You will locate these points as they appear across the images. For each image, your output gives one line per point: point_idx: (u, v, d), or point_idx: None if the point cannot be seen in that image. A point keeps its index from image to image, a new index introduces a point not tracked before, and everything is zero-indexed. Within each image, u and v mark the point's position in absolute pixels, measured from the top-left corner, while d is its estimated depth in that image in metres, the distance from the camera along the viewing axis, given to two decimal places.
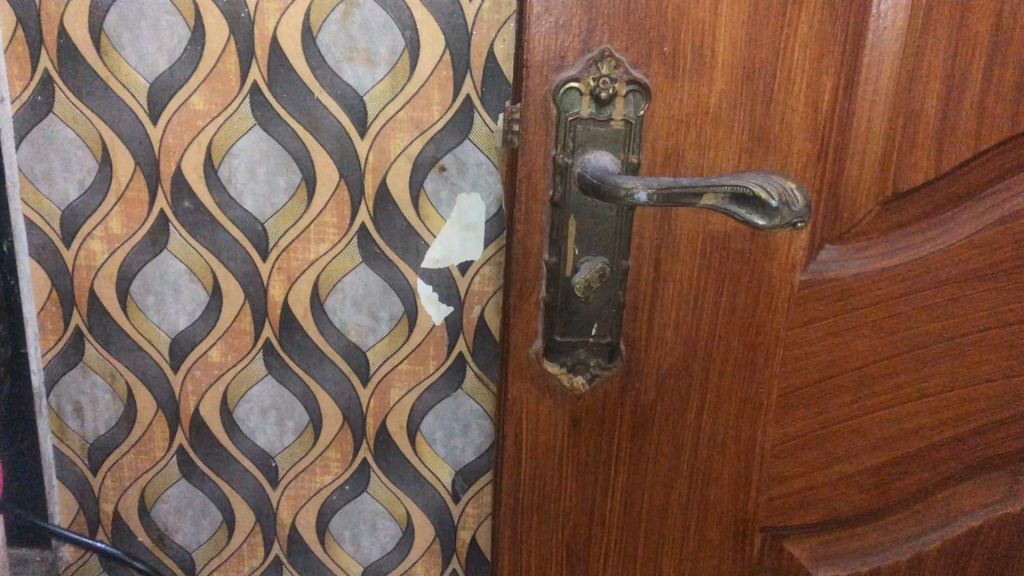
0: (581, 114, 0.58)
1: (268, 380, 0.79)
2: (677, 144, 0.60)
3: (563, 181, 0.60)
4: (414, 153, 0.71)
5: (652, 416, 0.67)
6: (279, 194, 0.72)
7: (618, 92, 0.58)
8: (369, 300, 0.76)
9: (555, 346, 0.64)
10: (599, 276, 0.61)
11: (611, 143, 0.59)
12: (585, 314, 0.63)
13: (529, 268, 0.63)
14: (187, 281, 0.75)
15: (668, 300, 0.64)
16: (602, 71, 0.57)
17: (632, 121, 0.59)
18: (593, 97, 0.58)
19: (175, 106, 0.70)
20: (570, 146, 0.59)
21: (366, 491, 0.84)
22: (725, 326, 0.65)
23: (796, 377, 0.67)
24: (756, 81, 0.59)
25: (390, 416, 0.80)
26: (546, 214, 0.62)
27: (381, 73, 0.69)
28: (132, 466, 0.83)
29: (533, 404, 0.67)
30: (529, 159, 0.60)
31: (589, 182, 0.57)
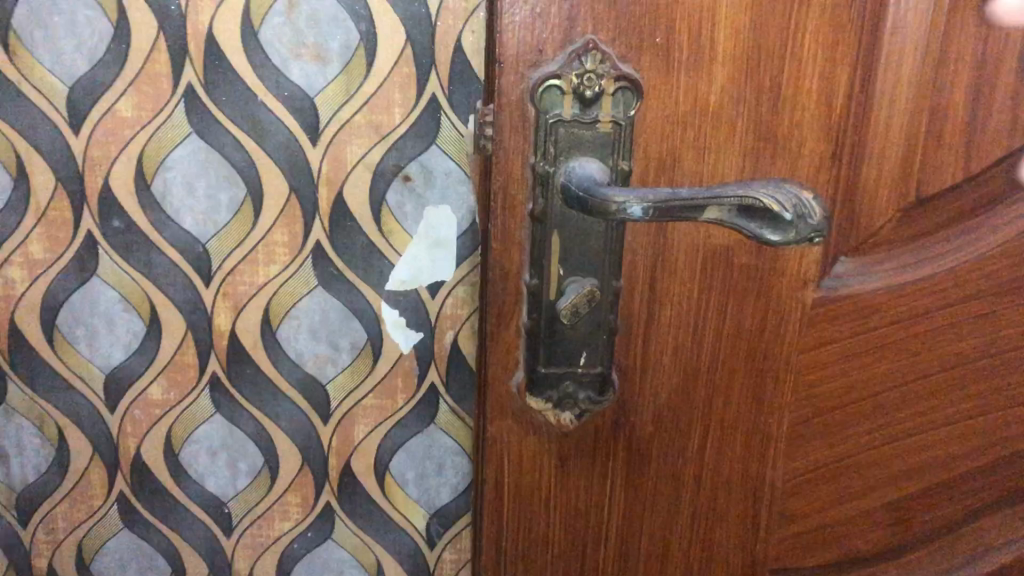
0: (564, 115, 0.50)
1: (217, 419, 0.71)
2: (673, 148, 0.52)
3: (545, 192, 0.52)
4: (374, 161, 0.63)
5: (649, 453, 0.60)
6: (222, 211, 0.64)
7: (605, 89, 0.50)
8: (327, 328, 0.68)
9: (539, 379, 0.56)
10: (588, 301, 0.53)
11: (600, 149, 0.51)
12: (573, 343, 0.55)
13: (508, 291, 0.55)
14: (121, 311, 0.67)
15: (664, 325, 0.56)
16: (587, 66, 0.49)
17: (622, 123, 0.51)
18: (577, 97, 0.50)
19: (99, 112, 0.61)
20: (551, 153, 0.51)
21: (331, 538, 0.76)
22: (729, 351, 0.57)
23: (809, 405, 0.60)
24: (763, 74, 0.51)
25: (355, 455, 0.72)
26: (526, 230, 0.54)
27: (334, 71, 0.61)
28: (67, 517, 0.74)
29: (516, 442, 0.59)
30: (504, 168, 0.52)
31: (575, 195, 0.50)
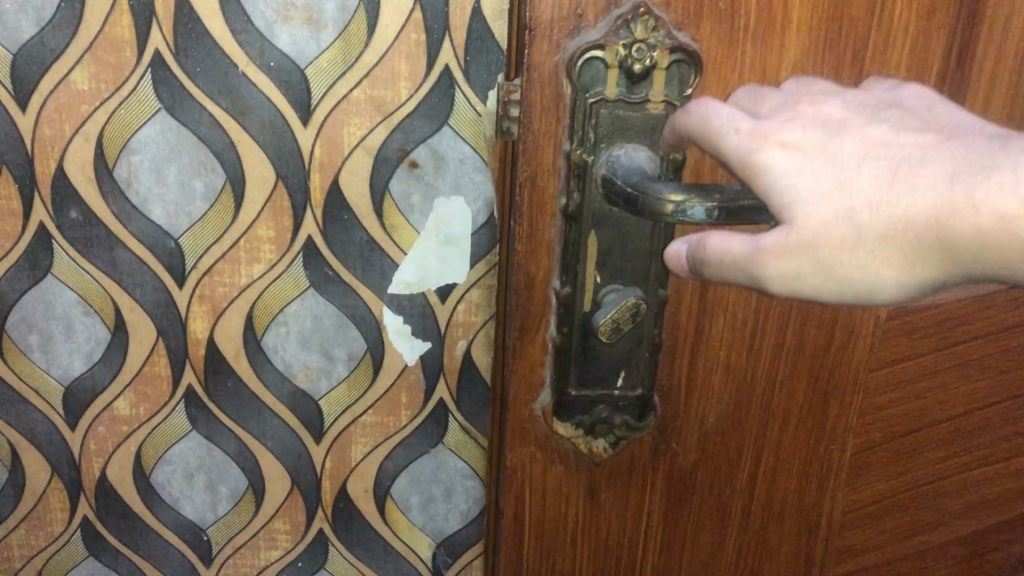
0: (607, 93, 0.39)
1: (193, 438, 0.58)
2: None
3: (582, 185, 0.41)
4: (375, 145, 0.51)
5: (693, 486, 0.50)
6: (196, 201, 0.52)
7: (658, 63, 0.39)
8: (321, 337, 0.55)
9: (568, 403, 0.46)
10: (633, 315, 0.42)
11: (651, 136, 0.40)
12: (609, 361, 0.45)
13: (535, 299, 0.44)
14: (80, 315, 0.54)
15: (717, 341, 0.46)
16: (635, 35, 0.38)
17: (676, 104, 0.39)
18: (623, 72, 0.39)
19: (49, 85, 0.48)
20: (590, 139, 0.40)
21: (325, 567, 0.63)
22: (790, 370, 0.47)
23: (876, 430, 0.51)
24: (846, 44, 0.40)
25: (351, 478, 0.60)
26: (558, 229, 0.42)
27: (328, 38, 0.48)
28: (25, 543, 0.61)
29: (540, 475, 0.48)
30: (533, 159, 0.41)
31: (615, 189, 0.38)
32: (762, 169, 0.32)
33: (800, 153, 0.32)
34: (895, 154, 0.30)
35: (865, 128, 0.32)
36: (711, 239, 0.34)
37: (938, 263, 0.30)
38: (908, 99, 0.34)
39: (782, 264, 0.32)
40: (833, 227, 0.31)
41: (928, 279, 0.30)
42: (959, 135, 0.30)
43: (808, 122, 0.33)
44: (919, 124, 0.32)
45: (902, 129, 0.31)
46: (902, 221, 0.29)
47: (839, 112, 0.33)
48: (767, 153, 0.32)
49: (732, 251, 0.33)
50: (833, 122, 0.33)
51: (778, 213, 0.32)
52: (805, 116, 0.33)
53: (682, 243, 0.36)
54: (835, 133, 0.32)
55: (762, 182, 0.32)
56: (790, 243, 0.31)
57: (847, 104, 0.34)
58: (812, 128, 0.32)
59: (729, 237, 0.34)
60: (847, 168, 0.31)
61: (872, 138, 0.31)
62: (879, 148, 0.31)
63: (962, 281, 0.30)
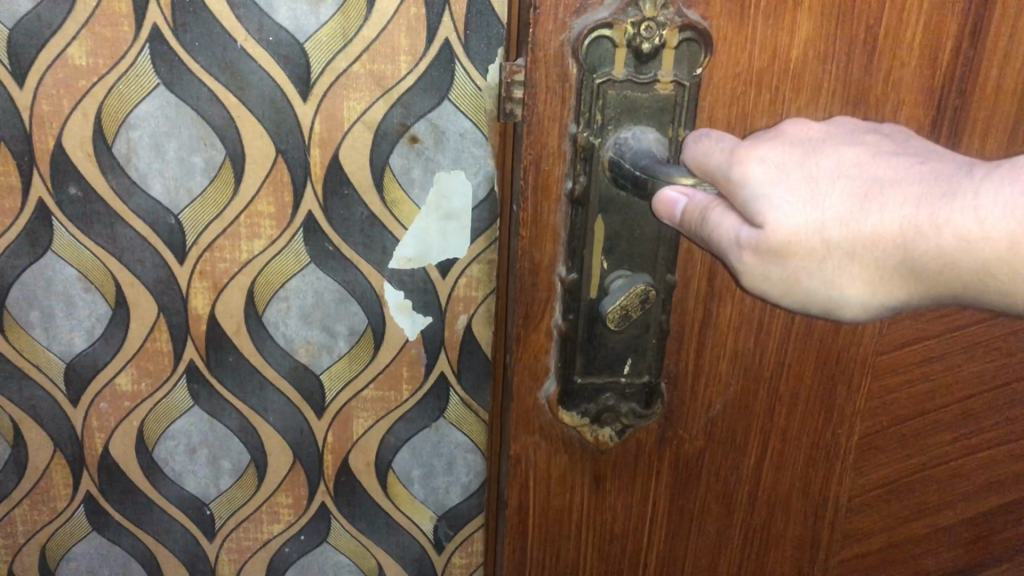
0: (615, 75, 0.36)
1: (196, 413, 0.58)
2: (744, 117, 0.38)
3: (589, 169, 0.38)
4: (375, 119, 0.51)
5: (699, 472, 0.47)
6: (196, 176, 0.51)
7: (667, 41, 0.36)
8: (322, 312, 0.55)
9: (573, 392, 0.43)
10: (642, 303, 0.40)
11: (659, 117, 0.37)
12: (616, 348, 0.42)
13: (541, 284, 0.41)
14: (81, 290, 0.54)
15: (726, 328, 0.44)
16: (645, 14, 0.36)
17: (685, 83, 0.37)
18: (631, 53, 0.36)
19: (46, 60, 0.48)
20: (597, 121, 0.37)
21: (328, 540, 0.63)
22: (800, 356, 0.46)
23: (882, 414, 0.50)
24: (860, 21, 0.38)
25: (354, 452, 0.60)
26: (563, 214, 0.40)
27: (327, 12, 0.48)
28: (28, 520, 0.61)
29: (545, 465, 0.46)
30: (537, 140, 0.38)
31: (621, 171, 0.36)
32: (740, 182, 0.34)
33: (778, 168, 0.34)
34: (865, 176, 0.32)
35: (839, 149, 0.34)
36: (712, 210, 0.35)
37: (900, 281, 0.32)
38: (887, 128, 0.36)
39: (759, 261, 0.34)
40: (807, 237, 0.33)
41: (892, 294, 0.33)
42: (927, 160, 0.32)
43: (786, 143, 0.34)
44: (891, 149, 0.34)
45: (876, 152, 0.33)
46: (871, 238, 0.32)
47: (819, 134, 0.35)
48: (747, 166, 0.34)
49: (720, 229, 0.34)
50: (809, 144, 0.34)
51: (753, 217, 0.34)
52: (784, 137, 0.35)
53: (680, 192, 0.35)
54: (812, 152, 0.34)
55: (739, 192, 0.34)
56: (765, 245, 0.33)
57: (827, 127, 0.35)
58: (790, 146, 0.34)
59: (726, 216, 0.34)
60: (820, 185, 0.33)
61: (846, 160, 0.33)
62: (853, 169, 0.33)
63: (925, 297, 0.33)
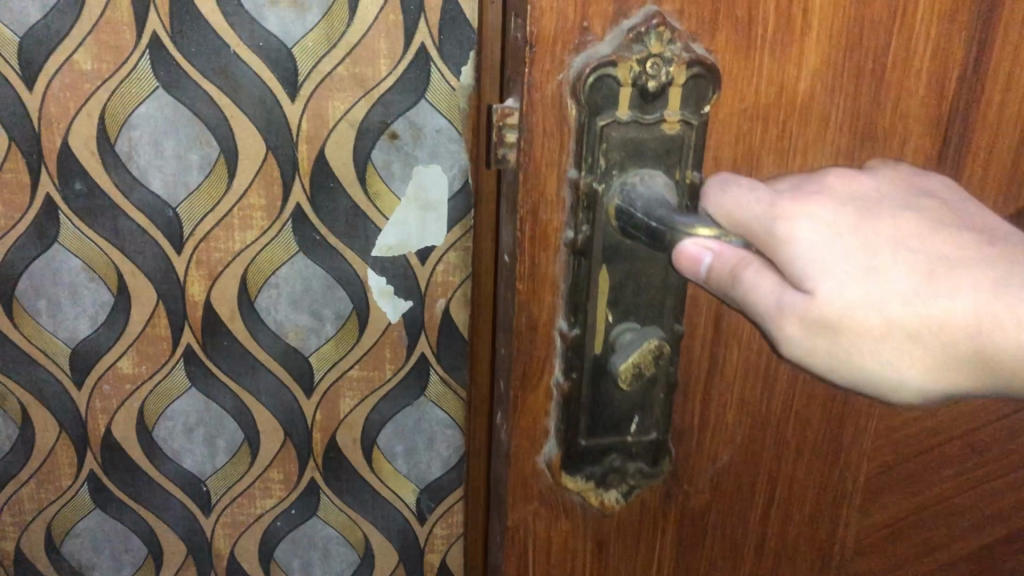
0: (619, 117, 0.26)
1: (192, 394, 0.62)
2: (749, 161, 0.29)
3: (591, 216, 0.27)
4: (358, 118, 0.55)
5: (704, 532, 0.35)
6: (192, 172, 0.56)
7: (675, 81, 0.26)
8: (310, 298, 0.60)
9: (577, 456, 0.30)
10: (658, 360, 0.29)
11: (666, 162, 0.27)
12: (624, 405, 0.30)
13: (536, 341, 0.29)
14: (86, 280, 0.58)
15: (732, 382, 0.32)
16: (649, 48, 0.25)
17: (694, 123, 0.27)
18: (636, 93, 0.26)
19: (53, 66, 0.52)
20: (598, 172, 0.26)
21: (317, 514, 0.67)
22: (819, 415, 0.34)
23: (907, 490, 0.39)
24: (869, 50, 0.28)
25: (340, 430, 0.64)
26: (562, 258, 0.28)
27: (313, 19, 0.52)
28: (35, 498, 0.65)
29: (529, 545, 0.32)
30: (533, 186, 0.27)
31: (632, 224, 0.26)
32: (784, 240, 0.25)
33: (831, 227, 0.25)
34: (928, 248, 0.25)
35: (898, 215, 0.26)
36: (743, 269, 0.26)
37: (970, 371, 0.24)
38: (933, 188, 0.28)
39: (801, 331, 0.25)
40: (858, 313, 0.25)
41: (958, 382, 0.25)
42: (1000, 240, 0.25)
43: (838, 198, 0.26)
44: (954, 221, 0.26)
45: (935, 220, 0.26)
46: (939, 322, 0.24)
47: (874, 192, 0.26)
48: (790, 222, 0.25)
49: (755, 295, 0.26)
50: (862, 199, 0.26)
51: (798, 278, 0.25)
52: (830, 187, 0.26)
53: (701, 244, 0.26)
54: (869, 215, 0.26)
55: (780, 252, 0.25)
56: (813, 317, 0.25)
57: (880, 184, 0.27)
58: (842, 204, 0.26)
59: (760, 277, 0.25)
60: (877, 252, 0.25)
61: (906, 227, 0.25)
62: (913, 238, 0.25)
63: (989, 393, 0.25)
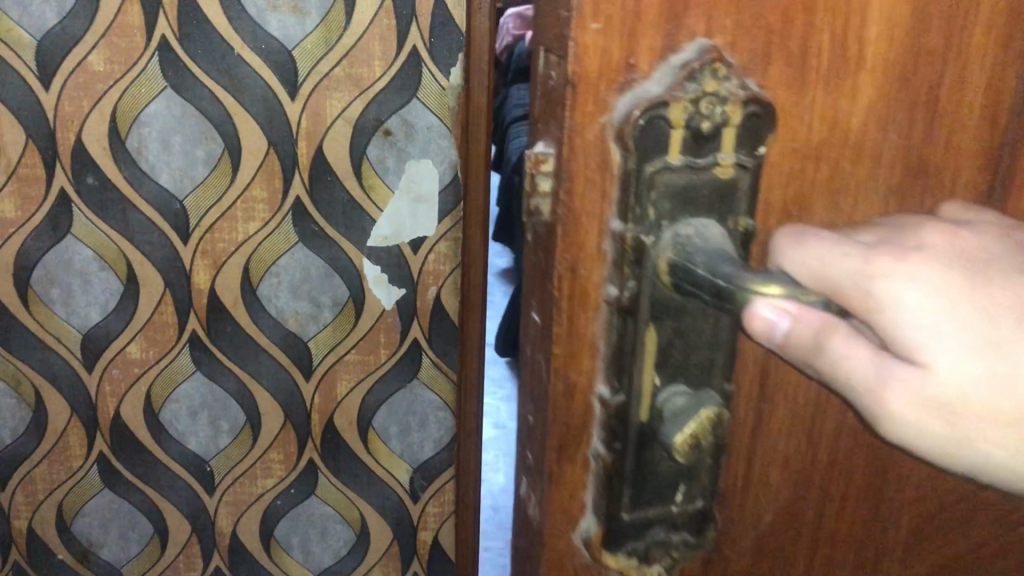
0: (671, 163, 0.19)
1: (197, 377, 0.66)
2: (799, 203, 0.21)
3: (639, 274, 0.20)
4: (354, 115, 0.59)
5: None
6: (198, 166, 0.59)
7: (732, 127, 0.20)
8: (309, 286, 0.63)
9: (617, 532, 0.23)
10: (716, 431, 0.21)
11: (720, 213, 0.20)
12: (669, 470, 0.22)
13: (574, 413, 0.22)
14: (97, 269, 0.62)
15: (773, 428, 0.24)
16: (703, 86, 0.19)
17: (749, 167, 0.20)
18: (688, 135, 0.19)
19: (68, 67, 0.56)
20: (647, 223, 0.20)
21: (315, 493, 0.71)
22: (866, 471, 0.25)
23: None
24: (921, 76, 0.21)
25: (338, 412, 0.68)
26: (604, 314, 0.21)
27: (312, 23, 0.56)
28: (47, 479, 0.68)
29: None
30: (572, 239, 0.20)
31: (690, 283, 0.19)
32: (882, 301, 0.18)
33: (941, 285, 0.18)
34: None
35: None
36: (828, 337, 0.18)
37: None
38: None
39: (912, 416, 0.18)
40: (983, 393, 0.17)
41: None
42: None
43: (944, 253, 0.18)
44: None
45: None
46: None
47: (987, 249, 0.19)
48: (885, 281, 0.18)
49: (845, 369, 0.18)
50: (977, 257, 0.19)
51: (900, 347, 0.18)
52: (929, 241, 0.19)
53: (777, 309, 0.18)
54: (984, 275, 0.18)
55: (874, 316, 0.18)
56: (926, 399, 0.17)
57: (991, 235, 0.20)
58: (951, 259, 0.18)
59: (854, 347, 0.18)
60: (1002, 316, 0.17)
61: None
62: None
63: None
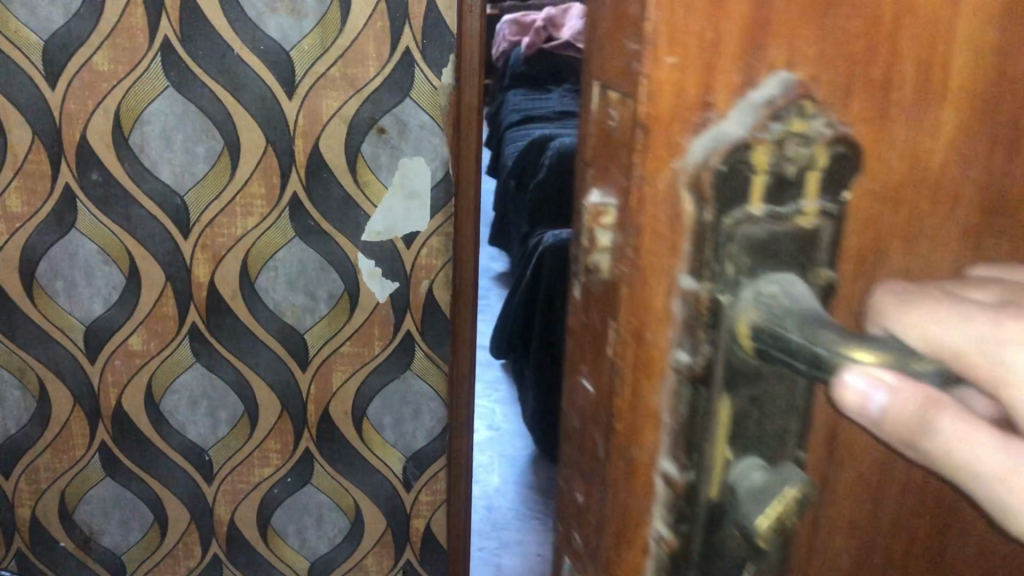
0: (752, 213, 0.15)
1: (197, 368, 0.68)
2: (880, 253, 0.17)
3: (717, 343, 0.15)
4: (349, 114, 0.61)
5: None
6: (199, 163, 0.61)
7: (818, 167, 0.15)
8: (305, 279, 0.65)
9: None
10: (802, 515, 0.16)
11: (803, 264, 0.16)
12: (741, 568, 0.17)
13: (631, 501, 0.17)
14: (100, 263, 0.64)
15: (842, 503, 0.18)
16: (789, 127, 0.15)
17: (839, 214, 0.16)
18: (772, 180, 0.15)
19: (74, 67, 0.58)
20: (720, 284, 0.15)
21: (310, 482, 0.73)
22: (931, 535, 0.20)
23: None
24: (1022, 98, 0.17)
25: (333, 402, 0.70)
26: (671, 385, 0.16)
27: (308, 25, 0.58)
28: (50, 467, 0.70)
29: None
30: (638, 300, 0.15)
31: (783, 353, 0.15)
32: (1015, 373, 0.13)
33: None
34: None
35: None
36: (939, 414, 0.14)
37: None
38: None
39: None
40: None
41: None
42: None
43: None
44: None
45: None
46: None
47: None
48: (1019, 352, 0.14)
49: (952, 452, 0.14)
50: None
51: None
52: None
53: (880, 382, 0.14)
54: None
55: (1011, 399, 0.14)
56: None
57: None
58: None
59: (972, 429, 0.14)
60: None
61: None
62: None
63: None
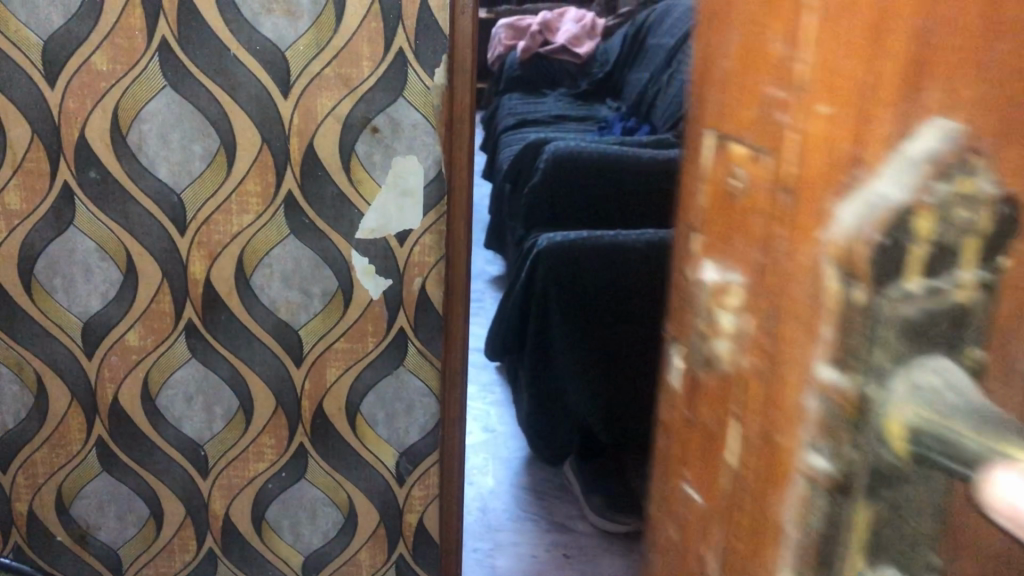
0: (910, 291, 0.11)
1: (193, 364, 0.69)
2: None
3: (860, 452, 0.12)
4: (344, 113, 0.62)
5: None
6: (195, 161, 0.62)
7: (997, 233, 0.11)
8: (300, 276, 0.66)
9: None
10: None
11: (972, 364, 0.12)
12: None
13: None
14: (97, 260, 0.65)
15: None
16: (957, 187, 0.11)
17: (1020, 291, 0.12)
18: (931, 251, 0.11)
19: (73, 66, 0.59)
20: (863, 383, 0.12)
21: (304, 477, 0.74)
22: None
23: None
24: None
25: (327, 398, 0.71)
26: (802, 492, 0.13)
27: (304, 26, 0.59)
28: (47, 462, 0.71)
29: None
30: (772, 398, 0.13)
31: (943, 462, 0.11)
32: None
33: None
34: None
35: None
36: None
37: None
38: None
39: None
40: None
41: None
42: None
43: None
44: None
45: None
46: None
47: None
48: None
49: None
50: None
51: None
52: None
53: None
54: None
55: None
56: None
57: None
58: None
59: None
60: None
61: None
62: None
63: None
